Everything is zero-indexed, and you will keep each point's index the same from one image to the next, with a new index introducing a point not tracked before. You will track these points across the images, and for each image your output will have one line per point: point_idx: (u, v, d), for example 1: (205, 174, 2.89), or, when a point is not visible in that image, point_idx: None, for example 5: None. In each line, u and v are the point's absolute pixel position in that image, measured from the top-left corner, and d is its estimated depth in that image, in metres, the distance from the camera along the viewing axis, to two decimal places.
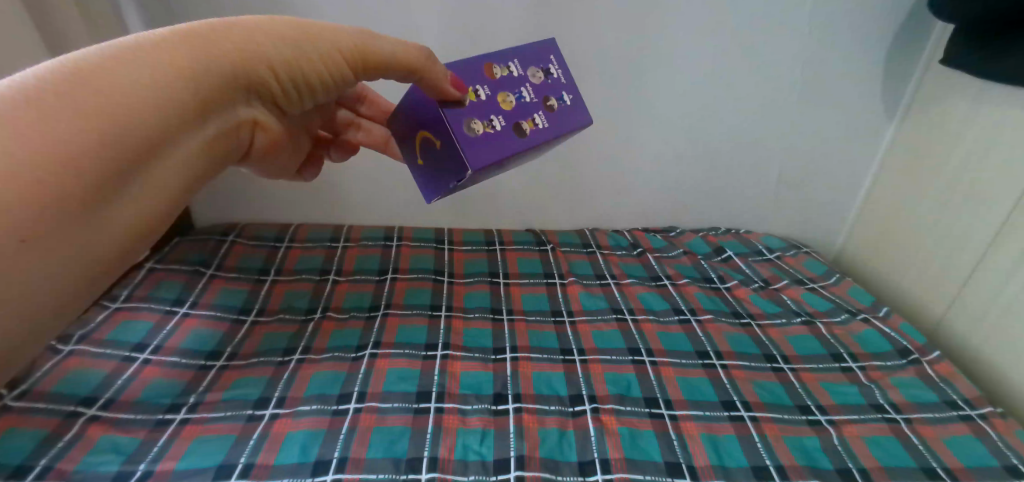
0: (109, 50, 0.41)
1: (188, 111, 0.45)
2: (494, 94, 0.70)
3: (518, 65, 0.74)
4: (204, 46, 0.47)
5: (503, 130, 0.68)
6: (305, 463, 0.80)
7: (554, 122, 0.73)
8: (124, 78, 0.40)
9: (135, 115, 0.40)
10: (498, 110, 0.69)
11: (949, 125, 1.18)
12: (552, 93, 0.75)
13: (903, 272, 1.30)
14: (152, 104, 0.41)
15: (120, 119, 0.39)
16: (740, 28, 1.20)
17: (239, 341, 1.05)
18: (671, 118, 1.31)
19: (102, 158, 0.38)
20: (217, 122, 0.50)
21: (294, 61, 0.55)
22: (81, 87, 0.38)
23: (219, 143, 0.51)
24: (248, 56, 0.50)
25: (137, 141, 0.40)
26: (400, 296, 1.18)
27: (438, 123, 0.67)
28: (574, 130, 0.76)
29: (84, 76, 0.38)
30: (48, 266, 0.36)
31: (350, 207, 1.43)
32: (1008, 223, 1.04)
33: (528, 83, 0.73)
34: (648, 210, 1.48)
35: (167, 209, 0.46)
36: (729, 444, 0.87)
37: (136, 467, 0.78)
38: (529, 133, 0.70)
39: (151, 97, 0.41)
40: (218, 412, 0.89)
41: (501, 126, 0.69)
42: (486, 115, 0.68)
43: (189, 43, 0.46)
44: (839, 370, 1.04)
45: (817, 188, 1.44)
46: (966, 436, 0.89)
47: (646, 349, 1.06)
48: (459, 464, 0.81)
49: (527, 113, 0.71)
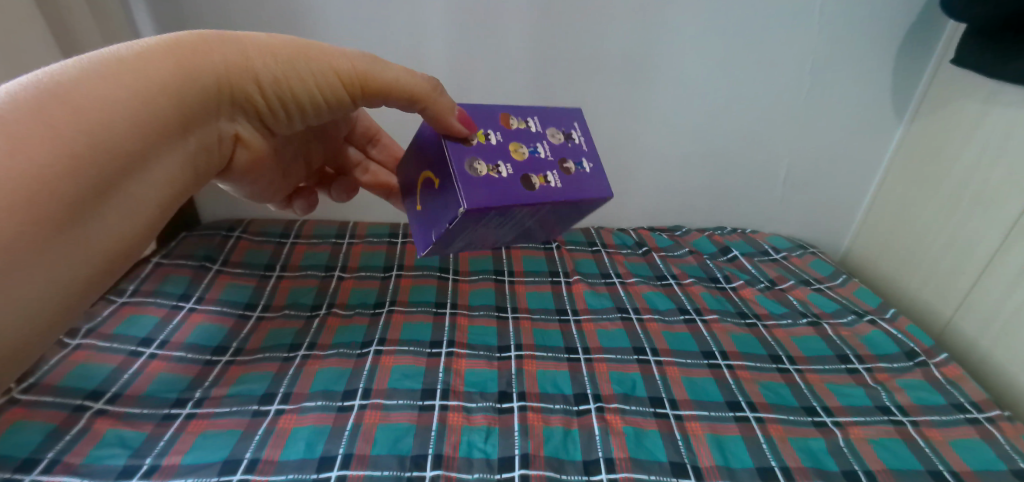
0: (92, 62, 0.43)
1: (166, 127, 0.46)
2: (505, 141, 0.66)
3: (537, 122, 0.70)
4: (189, 61, 0.48)
5: (509, 178, 0.63)
6: (311, 459, 0.80)
7: (568, 185, 0.66)
8: (104, 94, 0.42)
9: (111, 136, 0.41)
10: (507, 157, 0.64)
11: (960, 126, 1.17)
12: (571, 156, 0.70)
13: (910, 275, 1.29)
14: (129, 119, 0.43)
15: (98, 142, 0.40)
16: (749, 26, 1.19)
17: (244, 337, 1.06)
18: (678, 117, 1.31)
19: (79, 180, 0.39)
20: (197, 136, 0.52)
21: (284, 79, 0.55)
22: (59, 103, 0.39)
23: (198, 157, 0.53)
24: (236, 70, 0.52)
25: (110, 163, 0.41)
26: (405, 292, 1.19)
27: (440, 158, 0.63)
28: (591, 198, 0.67)
29: (61, 92, 0.40)
30: (31, 289, 0.38)
31: (356, 203, 1.43)
32: (1017, 227, 1.04)
33: (545, 141, 0.69)
34: (655, 209, 1.47)
35: (147, 219, 0.48)
36: (734, 445, 0.86)
37: (142, 462, 0.78)
38: (537, 188, 0.64)
39: (128, 113, 0.43)
40: (224, 407, 0.90)
41: (508, 174, 0.63)
42: (493, 160, 0.63)
43: (175, 57, 0.47)
44: (846, 371, 1.04)
45: (825, 188, 1.43)
46: (974, 439, 0.88)
47: (652, 349, 1.06)
48: (463, 461, 0.81)
49: (539, 169, 0.65)
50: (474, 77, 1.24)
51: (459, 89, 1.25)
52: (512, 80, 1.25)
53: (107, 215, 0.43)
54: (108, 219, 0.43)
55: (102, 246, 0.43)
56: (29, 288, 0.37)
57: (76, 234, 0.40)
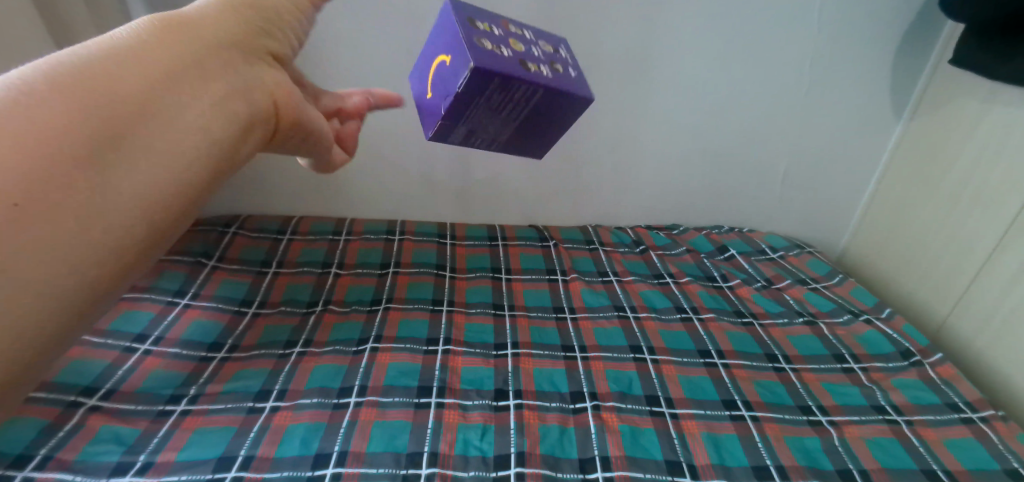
0: (101, 42, 0.36)
1: (180, 74, 0.37)
2: (504, 35, 0.62)
3: (531, 33, 0.67)
4: (185, 20, 0.40)
5: (508, 57, 0.58)
6: (306, 456, 0.80)
7: (559, 79, 0.61)
8: (121, 63, 0.36)
9: (115, 94, 0.34)
10: (507, 45, 0.60)
11: (958, 127, 1.17)
12: (561, 64, 0.65)
13: (908, 274, 1.30)
14: (140, 74, 0.36)
15: (104, 102, 0.34)
16: (750, 25, 1.19)
17: (240, 334, 1.05)
18: (677, 115, 1.31)
19: (75, 136, 0.32)
20: (229, 83, 0.40)
21: (269, 7, 0.46)
22: (74, 80, 0.33)
23: (221, 105, 0.39)
24: (234, 16, 0.43)
25: (121, 113, 0.34)
26: (402, 289, 1.18)
27: (450, 38, 0.59)
28: (578, 100, 0.62)
29: (99, 72, 0.34)
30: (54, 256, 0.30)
31: (354, 199, 1.42)
32: (1016, 225, 1.04)
33: (540, 47, 0.65)
34: (653, 208, 1.47)
35: (194, 170, 0.37)
36: (730, 443, 0.86)
37: (136, 458, 0.78)
38: (532, 72, 0.59)
39: (137, 67, 0.36)
40: (219, 404, 0.89)
41: (507, 55, 0.58)
42: (496, 42, 0.59)
43: (169, 19, 0.40)
44: (841, 370, 1.04)
45: (822, 187, 1.43)
46: (968, 438, 0.89)
47: (648, 347, 1.06)
48: (459, 459, 0.81)
49: (535, 61, 0.61)
50: None
51: None
52: None
53: (134, 168, 0.34)
54: (137, 174, 0.34)
55: (130, 209, 0.33)
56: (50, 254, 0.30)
57: (91, 192, 0.32)
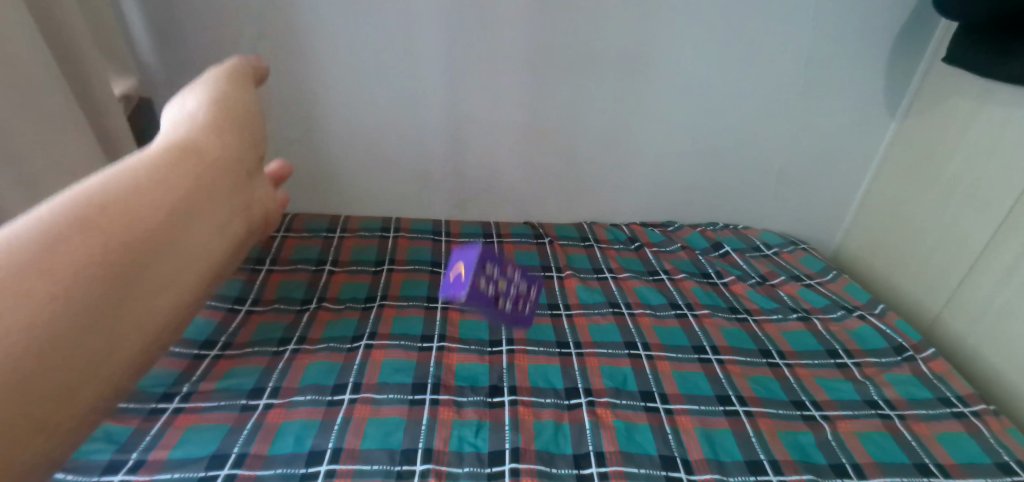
0: (81, 198, 0.36)
1: (183, 212, 0.42)
2: (495, 284, 0.89)
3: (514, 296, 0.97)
4: (178, 160, 0.44)
5: (489, 284, 0.87)
6: (299, 453, 0.80)
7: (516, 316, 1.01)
8: (137, 207, 0.38)
9: (137, 242, 0.37)
10: (494, 290, 0.89)
11: (952, 124, 1.18)
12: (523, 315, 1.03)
13: (900, 270, 1.30)
14: (157, 219, 0.39)
15: (128, 253, 0.36)
16: (746, 22, 1.19)
17: (233, 331, 1.05)
18: (673, 112, 1.31)
19: (97, 278, 0.34)
20: (227, 207, 0.47)
21: (237, 125, 0.52)
22: (91, 233, 0.35)
23: (213, 234, 0.45)
24: (209, 148, 0.47)
25: (132, 257, 0.37)
26: (396, 287, 1.18)
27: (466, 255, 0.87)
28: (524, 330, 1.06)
29: (111, 212, 0.36)
30: (61, 392, 0.33)
31: (348, 197, 1.42)
32: (1009, 220, 1.04)
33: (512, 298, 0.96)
34: (648, 205, 1.47)
35: (185, 305, 0.43)
36: (724, 439, 0.86)
37: (128, 456, 0.78)
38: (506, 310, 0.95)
39: (150, 212, 0.39)
40: (212, 401, 0.89)
41: (490, 273, 0.86)
42: (489, 271, 0.86)
43: (166, 162, 0.43)
44: (835, 366, 1.05)
45: (816, 184, 1.44)
46: (960, 433, 0.89)
47: (643, 344, 1.06)
48: (454, 455, 0.81)
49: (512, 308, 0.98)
50: (469, 71, 1.23)
51: (454, 83, 1.25)
52: (506, 75, 1.24)
53: (148, 304, 0.39)
54: (146, 307, 0.39)
55: (135, 338, 0.38)
56: (56, 393, 0.32)
57: (111, 325, 0.36)
